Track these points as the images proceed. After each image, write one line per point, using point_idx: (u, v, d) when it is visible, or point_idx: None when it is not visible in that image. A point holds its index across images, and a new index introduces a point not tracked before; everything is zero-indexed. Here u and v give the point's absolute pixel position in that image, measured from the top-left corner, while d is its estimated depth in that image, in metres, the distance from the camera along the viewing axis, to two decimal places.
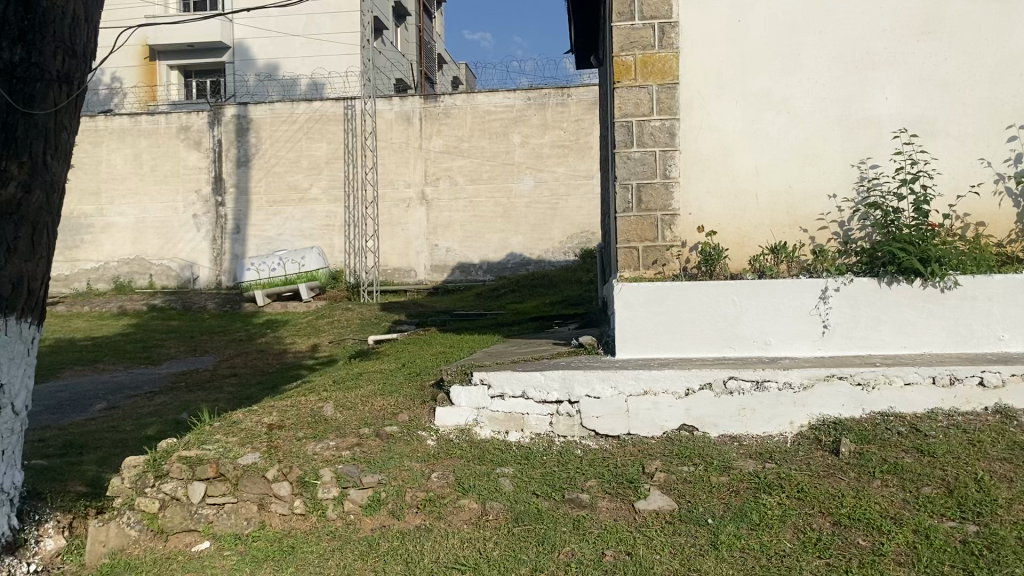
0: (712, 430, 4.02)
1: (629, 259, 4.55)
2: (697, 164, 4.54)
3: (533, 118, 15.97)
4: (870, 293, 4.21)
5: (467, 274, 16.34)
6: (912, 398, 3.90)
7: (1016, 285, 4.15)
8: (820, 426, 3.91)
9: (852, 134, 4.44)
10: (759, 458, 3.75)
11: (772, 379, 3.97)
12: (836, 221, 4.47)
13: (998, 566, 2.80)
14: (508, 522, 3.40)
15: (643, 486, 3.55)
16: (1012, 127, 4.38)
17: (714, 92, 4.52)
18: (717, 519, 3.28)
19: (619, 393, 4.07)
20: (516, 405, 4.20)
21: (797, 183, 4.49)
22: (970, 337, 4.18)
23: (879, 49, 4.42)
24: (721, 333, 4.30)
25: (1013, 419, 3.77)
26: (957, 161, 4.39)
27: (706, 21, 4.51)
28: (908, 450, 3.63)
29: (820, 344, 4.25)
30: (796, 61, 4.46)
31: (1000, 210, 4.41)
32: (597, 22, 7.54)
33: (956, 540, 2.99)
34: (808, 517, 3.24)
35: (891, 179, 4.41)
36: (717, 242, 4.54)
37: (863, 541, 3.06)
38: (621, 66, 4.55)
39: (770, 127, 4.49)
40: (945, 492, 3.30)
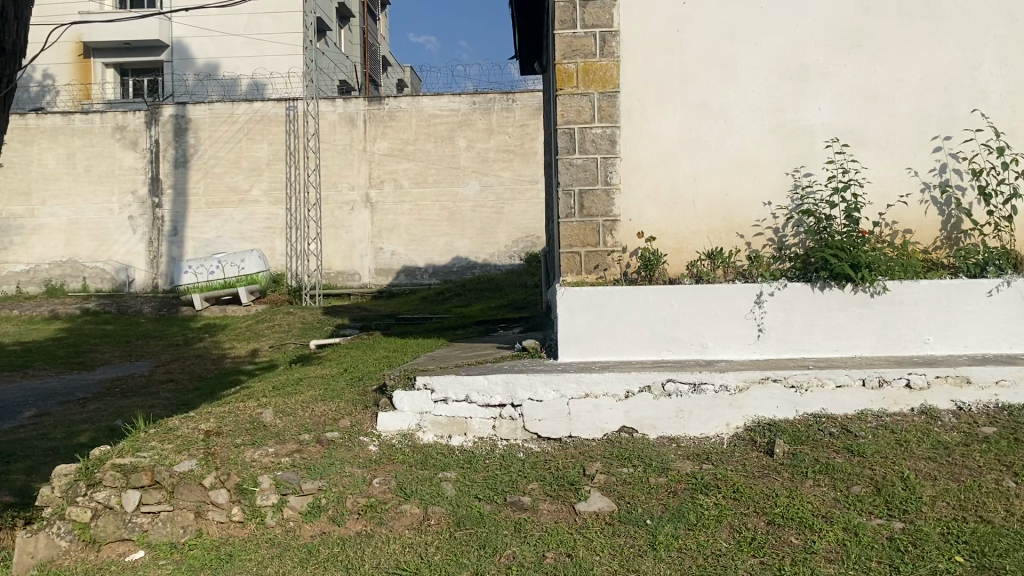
0: (651, 432, 4.09)
1: (571, 263, 4.60)
2: (637, 171, 4.61)
3: (478, 122, 16.06)
4: (803, 297, 4.33)
5: (412, 277, 16.28)
6: (843, 399, 4.03)
7: (941, 290, 4.31)
8: (755, 427, 4.01)
9: (786, 143, 4.56)
10: (696, 459, 3.82)
11: (709, 381, 4.05)
12: (771, 228, 4.58)
13: (923, 561, 2.92)
14: (450, 526, 3.40)
15: (583, 488, 3.59)
16: (938, 138, 4.54)
17: (654, 101, 4.60)
18: (655, 519, 3.34)
19: (560, 396, 4.11)
20: (459, 410, 4.20)
21: (734, 191, 4.59)
22: (897, 340, 4.34)
23: (812, 61, 4.56)
24: (661, 336, 4.38)
25: (937, 419, 3.92)
26: (886, 171, 4.54)
27: (646, 30, 4.59)
28: (839, 450, 3.74)
29: (755, 347, 4.36)
30: (732, 71, 4.57)
31: (926, 218, 4.57)
32: (541, 29, 7.61)
33: (883, 536, 3.10)
34: (743, 517, 3.32)
35: (823, 187, 4.54)
36: (657, 248, 4.63)
37: (795, 540, 3.15)
38: (563, 74, 4.61)
39: (708, 135, 4.59)
40: (874, 490, 3.41)
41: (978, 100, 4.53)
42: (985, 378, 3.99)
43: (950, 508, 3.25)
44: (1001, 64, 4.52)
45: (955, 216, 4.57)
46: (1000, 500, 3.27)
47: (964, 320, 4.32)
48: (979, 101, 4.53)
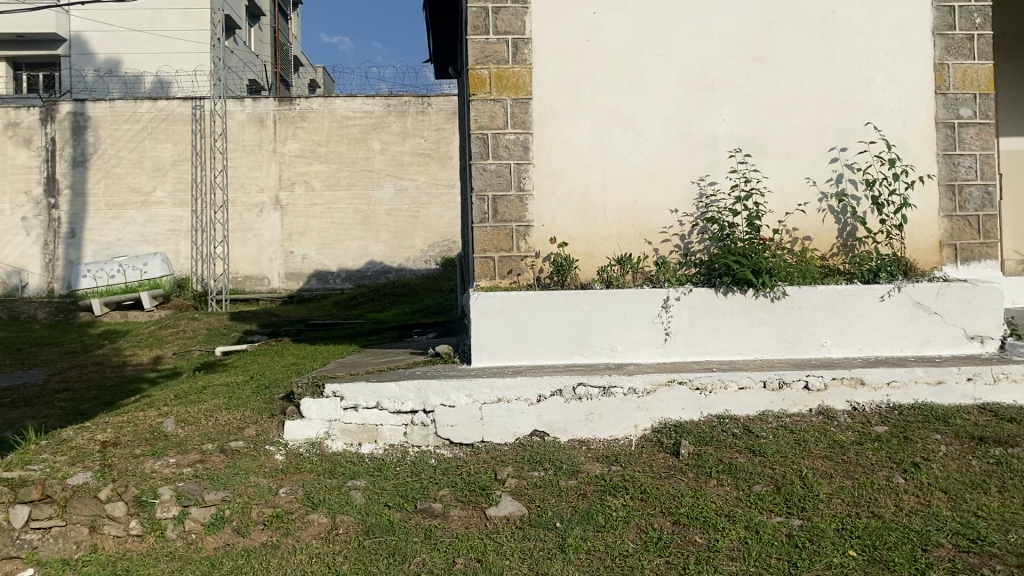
0: (562, 436, 4.13)
1: (485, 268, 4.62)
2: (549, 177, 4.66)
3: (393, 125, 15.90)
4: (708, 302, 4.45)
5: (324, 282, 16.03)
6: (744, 400, 4.16)
7: (838, 295, 4.48)
8: (661, 429, 4.10)
9: (692, 152, 4.69)
10: (606, 461, 3.88)
11: (618, 384, 4.12)
12: (677, 234, 4.69)
13: (819, 556, 3.02)
14: (358, 535, 3.35)
15: (494, 493, 3.60)
16: (834, 149, 4.73)
17: (565, 108, 4.66)
18: (564, 522, 3.36)
19: (473, 402, 4.11)
20: (369, 417, 4.16)
21: (642, 198, 4.68)
22: (796, 343, 4.50)
23: (717, 73, 4.70)
24: (572, 341, 4.43)
25: (833, 418, 4.09)
26: (786, 180, 4.71)
27: (558, 39, 4.64)
28: (742, 451, 3.85)
29: (662, 351, 4.45)
30: (641, 81, 4.67)
31: (823, 227, 4.74)
32: (456, 33, 7.59)
33: (782, 533, 3.20)
34: (650, 517, 3.38)
35: (727, 196, 4.68)
36: (568, 253, 4.67)
37: (700, 538, 3.22)
38: (476, 80, 4.61)
39: (617, 143, 4.68)
40: (773, 489, 3.52)
41: (871, 114, 4.74)
42: (878, 379, 4.17)
43: (845, 504, 3.39)
44: (893, 80, 4.75)
45: (850, 224, 4.75)
46: (891, 496, 3.43)
47: (858, 323, 4.51)
48: (872, 115, 4.74)
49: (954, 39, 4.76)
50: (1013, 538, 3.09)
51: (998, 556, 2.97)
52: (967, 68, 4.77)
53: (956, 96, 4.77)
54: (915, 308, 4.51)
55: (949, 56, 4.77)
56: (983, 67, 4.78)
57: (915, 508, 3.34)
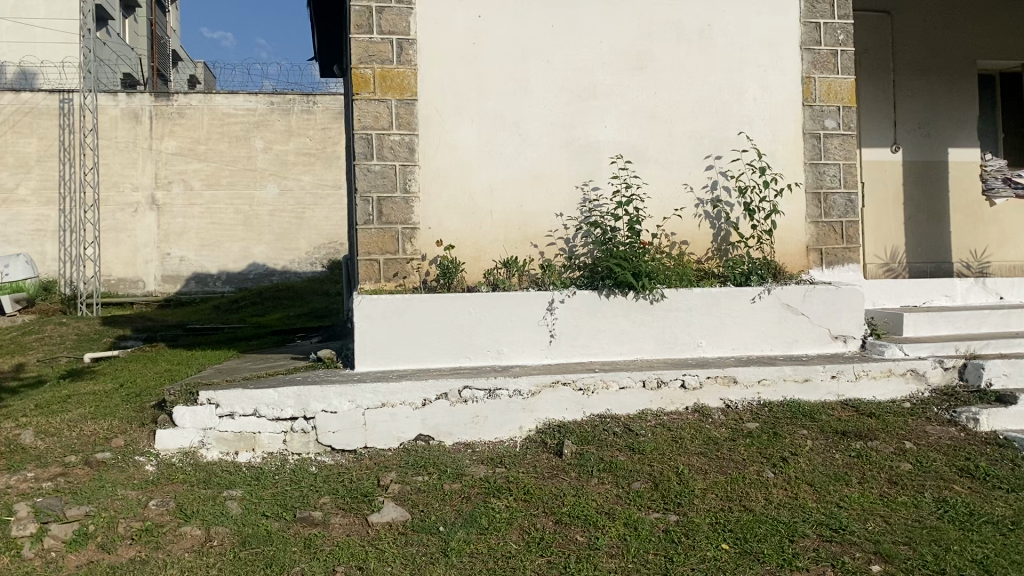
0: (447, 439, 4.11)
1: (369, 270, 4.56)
2: (435, 180, 4.64)
3: (277, 123, 15.57)
4: (591, 304, 4.53)
5: (203, 285, 15.48)
6: (625, 400, 4.26)
7: (713, 297, 4.65)
8: (545, 429, 4.15)
9: (576, 158, 4.78)
10: (490, 464, 3.89)
11: (503, 387, 4.16)
12: (562, 238, 4.77)
13: (694, 551, 3.11)
14: (234, 546, 3.22)
15: (377, 499, 3.55)
16: (710, 157, 4.91)
17: (452, 111, 4.65)
18: (447, 526, 3.34)
19: (356, 407, 4.05)
20: (247, 425, 4.03)
21: (527, 201, 4.73)
22: (674, 343, 4.64)
23: (599, 81, 4.80)
24: (458, 344, 4.42)
25: (708, 415, 4.23)
26: (665, 186, 4.86)
27: (443, 41, 4.63)
28: (622, 449, 3.93)
29: (547, 353, 4.50)
30: (527, 86, 4.73)
31: (699, 231, 4.91)
32: (340, 30, 7.46)
33: (659, 529, 3.29)
34: (533, 517, 3.40)
35: (609, 201, 4.79)
36: (454, 256, 4.67)
37: (581, 537, 3.26)
38: (359, 79, 4.54)
39: (503, 147, 4.71)
40: (652, 485, 3.62)
41: (744, 124, 4.94)
42: (749, 377, 4.36)
43: (718, 499, 3.51)
44: (764, 92, 4.97)
45: (724, 229, 4.94)
46: (761, 489, 3.58)
47: (732, 324, 4.68)
48: (744, 124, 4.95)
49: (820, 54, 5.03)
50: (871, 527, 3.27)
51: (858, 544, 3.15)
52: (831, 82, 5.04)
53: (821, 108, 5.03)
54: (784, 309, 4.72)
55: (816, 70, 5.03)
56: (846, 82, 5.06)
57: (783, 501, 3.49)
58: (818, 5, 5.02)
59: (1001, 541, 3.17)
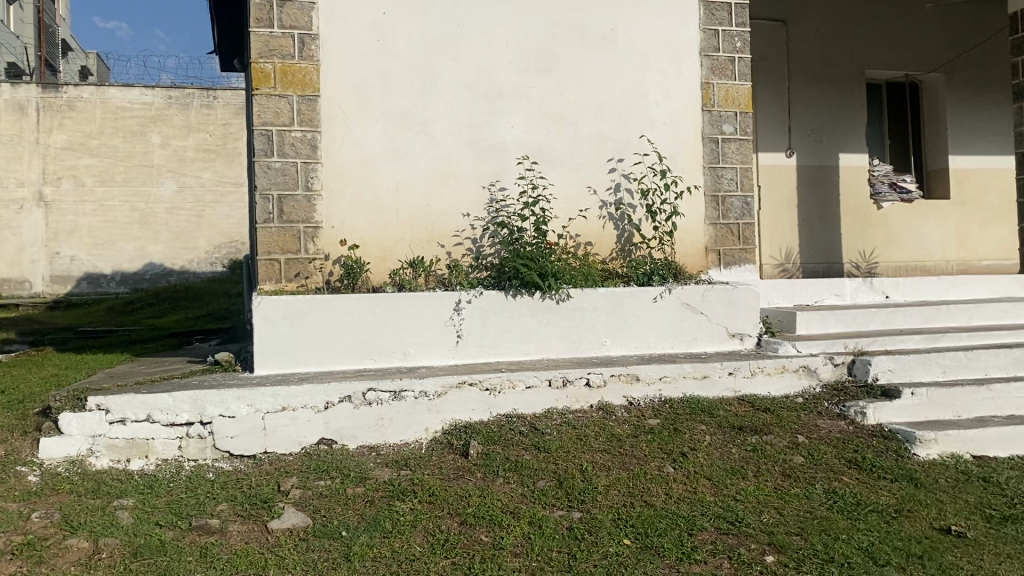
0: (350, 442, 4.04)
1: (269, 270, 4.45)
2: (339, 178, 4.56)
3: (175, 118, 15.08)
4: (497, 304, 4.53)
5: (97, 285, 14.86)
6: (530, 399, 4.28)
7: (617, 296, 4.72)
8: (451, 430, 4.13)
9: (482, 158, 4.78)
10: (395, 466, 3.84)
11: (408, 388, 4.13)
12: (469, 238, 4.76)
13: (596, 547, 3.15)
14: (124, 558, 3.07)
15: (277, 505, 3.46)
16: (613, 159, 4.99)
17: (356, 108, 4.59)
18: (350, 531, 3.28)
19: (255, 411, 3.95)
20: (139, 431, 3.87)
21: (434, 201, 4.71)
22: (579, 342, 4.68)
23: (504, 82, 4.82)
24: (363, 346, 4.35)
25: (611, 413, 4.30)
26: (569, 187, 4.91)
27: (346, 37, 4.56)
28: (527, 448, 3.95)
29: (454, 353, 4.48)
30: (431, 85, 4.70)
31: (604, 232, 4.99)
32: (240, 23, 7.28)
33: (563, 526, 3.32)
34: (438, 519, 3.38)
35: (515, 201, 4.81)
36: (359, 256, 4.60)
37: (485, 537, 3.25)
38: (259, 73, 4.43)
39: (409, 146, 4.67)
40: (556, 483, 3.65)
41: (646, 128, 5.04)
42: (650, 375, 4.45)
43: (621, 494, 3.57)
44: (665, 97, 5.08)
45: (627, 230, 5.03)
46: (662, 485, 3.66)
47: (635, 323, 4.76)
48: (646, 129, 5.05)
49: (718, 60, 5.17)
50: (765, 518, 3.39)
51: (753, 536, 3.25)
52: (729, 88, 5.19)
53: (719, 113, 5.17)
54: (684, 308, 4.83)
55: (714, 76, 5.17)
56: (742, 88, 5.22)
57: (682, 495, 3.58)
58: (717, 13, 5.17)
59: (885, 528, 3.33)
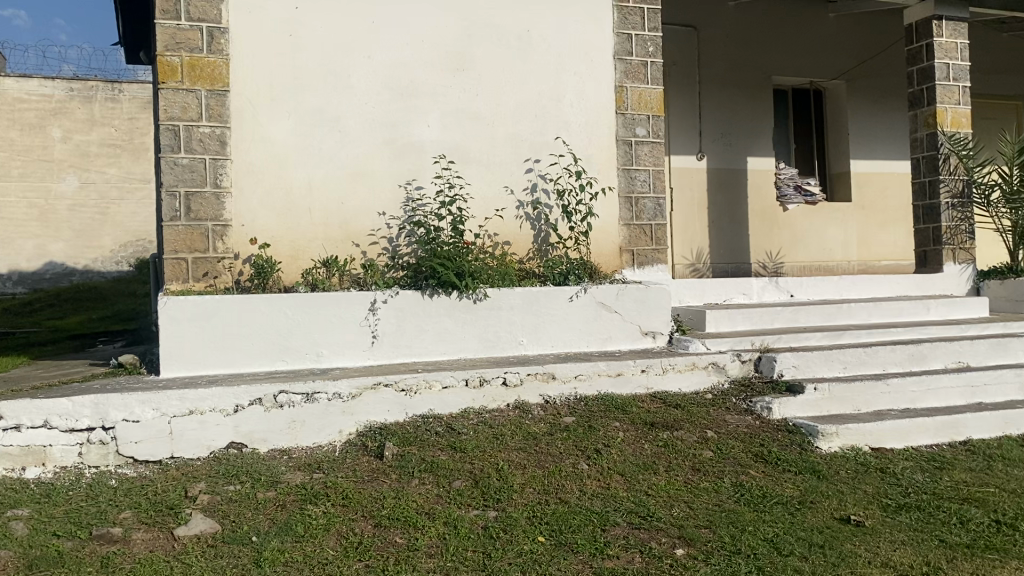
0: (261, 446, 3.96)
1: (176, 270, 4.32)
2: (250, 175, 4.47)
3: (77, 111, 14.47)
4: (413, 304, 4.50)
5: None
6: (447, 399, 4.27)
7: (533, 295, 4.75)
8: (366, 432, 4.09)
9: (398, 156, 4.74)
10: (307, 469, 3.78)
11: (321, 390, 4.07)
12: (384, 237, 4.72)
13: (511, 545, 3.17)
14: (17, 571, 2.93)
15: (184, 511, 3.36)
16: (529, 160, 5.03)
17: (267, 104, 4.49)
18: (260, 536, 3.21)
19: (161, 415, 3.83)
20: (35, 438, 3.70)
21: (348, 200, 4.65)
22: (496, 342, 4.68)
23: (420, 80, 4.80)
24: (274, 347, 4.27)
25: (528, 412, 4.32)
26: (486, 187, 4.93)
27: (256, 30, 4.46)
28: (443, 448, 3.93)
29: (369, 354, 4.43)
30: (345, 82, 4.64)
31: (520, 232, 5.02)
32: (145, 13, 7.02)
33: (478, 526, 3.32)
34: (352, 522, 3.34)
35: (431, 200, 4.79)
36: (270, 255, 4.51)
37: (400, 539, 3.23)
38: (165, 67, 4.30)
39: (322, 143, 4.60)
40: (472, 483, 3.65)
41: (561, 129, 5.10)
42: (566, 373, 4.49)
43: (536, 492, 3.60)
44: (580, 98, 5.14)
45: (544, 230, 5.07)
46: (576, 481, 3.70)
47: (551, 323, 4.79)
48: (562, 130, 5.10)
49: (631, 64, 5.25)
50: (675, 512, 3.46)
51: (664, 530, 3.32)
52: (642, 91, 5.28)
53: (632, 116, 5.26)
54: (599, 308, 4.90)
55: (627, 79, 5.25)
56: (654, 92, 5.31)
57: (596, 491, 3.63)
58: (630, 17, 5.25)
59: (788, 519, 3.45)
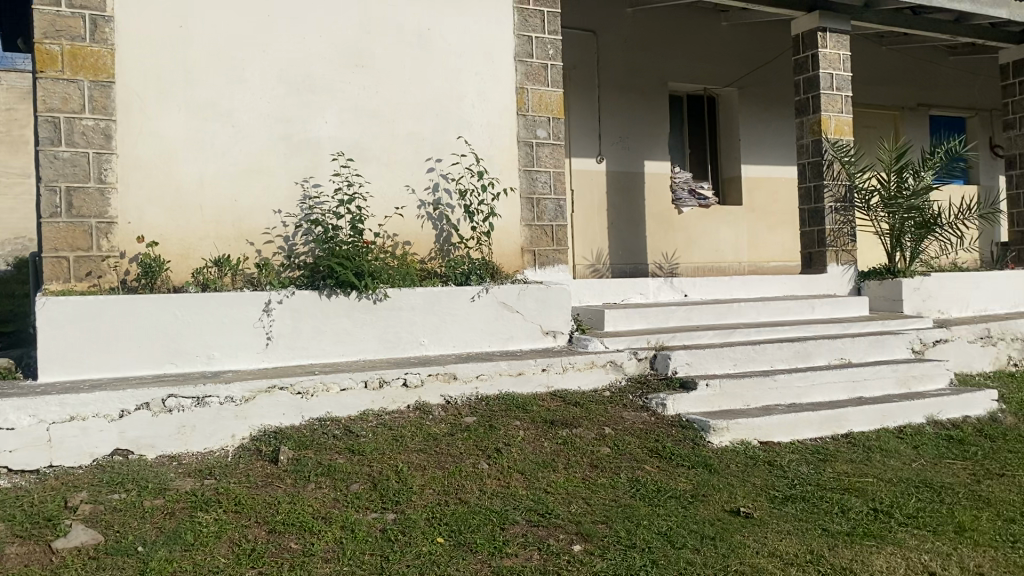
0: (149, 452, 3.80)
1: (56, 269, 4.12)
2: (136, 171, 4.30)
3: None
4: (310, 304, 4.40)
5: None
6: (345, 401, 4.20)
7: (435, 295, 4.72)
8: (260, 436, 3.98)
9: (294, 153, 4.64)
10: (198, 476, 3.65)
11: (213, 394, 3.95)
12: (280, 235, 4.62)
13: (410, 547, 3.14)
14: None
15: (63, 523, 3.19)
16: (431, 159, 5.01)
17: (155, 98, 4.33)
18: (147, 546, 3.08)
19: (39, 422, 3.66)
20: None
21: (242, 197, 4.53)
22: (397, 343, 4.63)
23: (317, 76, 4.71)
24: (163, 350, 4.11)
25: (428, 413, 4.29)
26: (386, 186, 4.88)
27: (144, 19, 4.29)
28: (341, 451, 3.87)
29: (264, 356, 4.32)
30: (238, 76, 4.52)
31: (421, 231, 4.99)
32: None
33: (376, 529, 3.28)
34: (245, 529, 3.24)
35: (330, 199, 4.71)
36: (159, 254, 4.35)
37: (295, 544, 3.15)
38: (44, 55, 4.10)
39: (214, 138, 4.46)
40: (370, 486, 3.60)
41: (463, 129, 5.09)
42: (467, 373, 4.49)
43: (435, 493, 3.58)
44: (482, 98, 5.15)
45: (446, 230, 5.06)
46: (476, 481, 3.70)
47: (452, 323, 4.78)
48: (463, 130, 5.10)
49: (532, 66, 5.30)
50: (573, 509, 3.51)
51: (562, 527, 3.36)
52: (542, 93, 5.33)
53: (533, 118, 5.30)
54: (500, 308, 4.91)
55: (528, 82, 5.29)
56: (554, 94, 5.37)
57: (496, 490, 3.64)
58: (531, 20, 5.30)
59: (681, 513, 3.55)
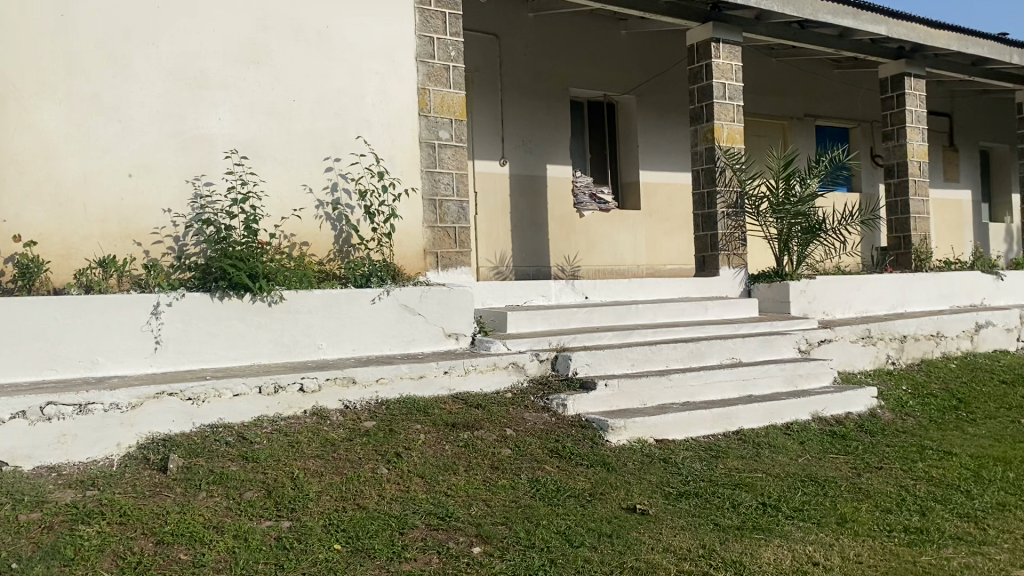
0: (25, 463, 3.61)
1: None
2: (12, 166, 4.12)
3: None
4: (200, 306, 4.26)
5: None
6: (238, 407, 4.08)
7: (333, 298, 4.64)
8: (148, 444, 3.83)
9: (185, 151, 4.49)
10: (79, 487, 3.48)
11: (96, 401, 3.78)
12: (169, 236, 4.46)
13: (306, 555, 3.08)
14: None
15: None
16: (329, 159, 4.92)
17: (34, 90, 4.15)
18: (22, 562, 2.91)
19: None
20: None
21: (128, 196, 4.35)
22: (293, 346, 4.52)
23: (211, 70, 4.57)
24: (42, 355, 3.91)
25: (326, 418, 4.21)
26: (283, 186, 4.78)
27: (23, 8, 4.13)
28: (234, 458, 3.76)
29: (153, 361, 4.15)
30: (125, 68, 4.34)
31: (320, 232, 4.91)
32: None
33: (271, 537, 3.19)
34: (130, 541, 3.10)
35: (223, 198, 4.57)
36: (37, 254, 4.16)
37: (185, 555, 3.04)
38: None
39: (98, 133, 4.28)
40: (265, 494, 3.51)
41: (362, 128, 5.03)
42: (367, 377, 4.44)
43: (332, 499, 3.52)
44: (383, 98, 5.10)
45: (345, 230, 4.99)
46: (375, 486, 3.65)
47: (351, 326, 4.70)
48: (363, 130, 5.03)
49: (434, 68, 5.28)
50: (473, 511, 3.52)
51: (461, 529, 3.36)
52: (444, 95, 5.32)
53: (435, 119, 5.28)
54: (401, 310, 4.86)
55: (430, 83, 5.27)
56: (457, 96, 5.37)
57: (396, 495, 3.60)
58: (432, 21, 5.28)
59: (580, 512, 3.60)
